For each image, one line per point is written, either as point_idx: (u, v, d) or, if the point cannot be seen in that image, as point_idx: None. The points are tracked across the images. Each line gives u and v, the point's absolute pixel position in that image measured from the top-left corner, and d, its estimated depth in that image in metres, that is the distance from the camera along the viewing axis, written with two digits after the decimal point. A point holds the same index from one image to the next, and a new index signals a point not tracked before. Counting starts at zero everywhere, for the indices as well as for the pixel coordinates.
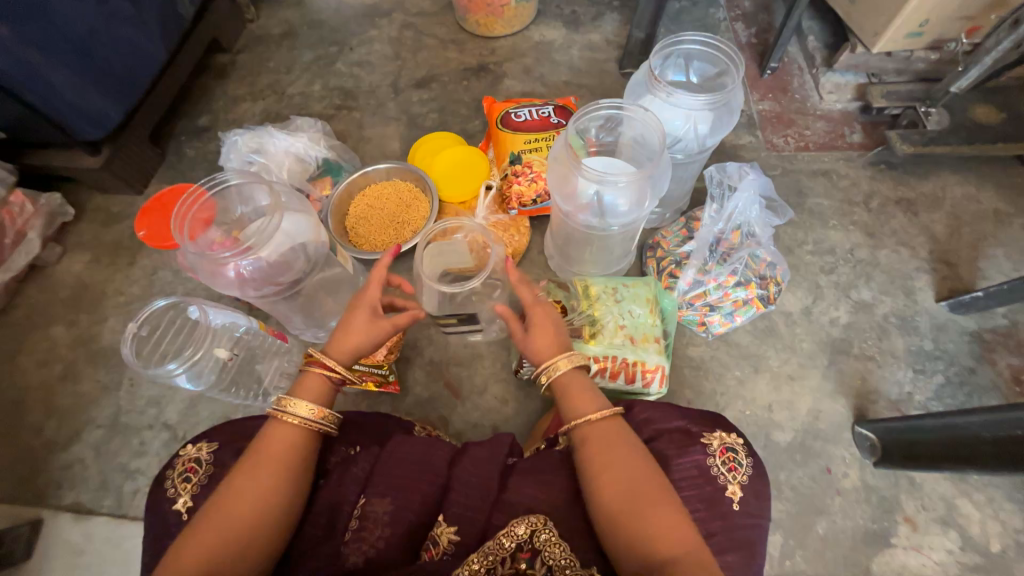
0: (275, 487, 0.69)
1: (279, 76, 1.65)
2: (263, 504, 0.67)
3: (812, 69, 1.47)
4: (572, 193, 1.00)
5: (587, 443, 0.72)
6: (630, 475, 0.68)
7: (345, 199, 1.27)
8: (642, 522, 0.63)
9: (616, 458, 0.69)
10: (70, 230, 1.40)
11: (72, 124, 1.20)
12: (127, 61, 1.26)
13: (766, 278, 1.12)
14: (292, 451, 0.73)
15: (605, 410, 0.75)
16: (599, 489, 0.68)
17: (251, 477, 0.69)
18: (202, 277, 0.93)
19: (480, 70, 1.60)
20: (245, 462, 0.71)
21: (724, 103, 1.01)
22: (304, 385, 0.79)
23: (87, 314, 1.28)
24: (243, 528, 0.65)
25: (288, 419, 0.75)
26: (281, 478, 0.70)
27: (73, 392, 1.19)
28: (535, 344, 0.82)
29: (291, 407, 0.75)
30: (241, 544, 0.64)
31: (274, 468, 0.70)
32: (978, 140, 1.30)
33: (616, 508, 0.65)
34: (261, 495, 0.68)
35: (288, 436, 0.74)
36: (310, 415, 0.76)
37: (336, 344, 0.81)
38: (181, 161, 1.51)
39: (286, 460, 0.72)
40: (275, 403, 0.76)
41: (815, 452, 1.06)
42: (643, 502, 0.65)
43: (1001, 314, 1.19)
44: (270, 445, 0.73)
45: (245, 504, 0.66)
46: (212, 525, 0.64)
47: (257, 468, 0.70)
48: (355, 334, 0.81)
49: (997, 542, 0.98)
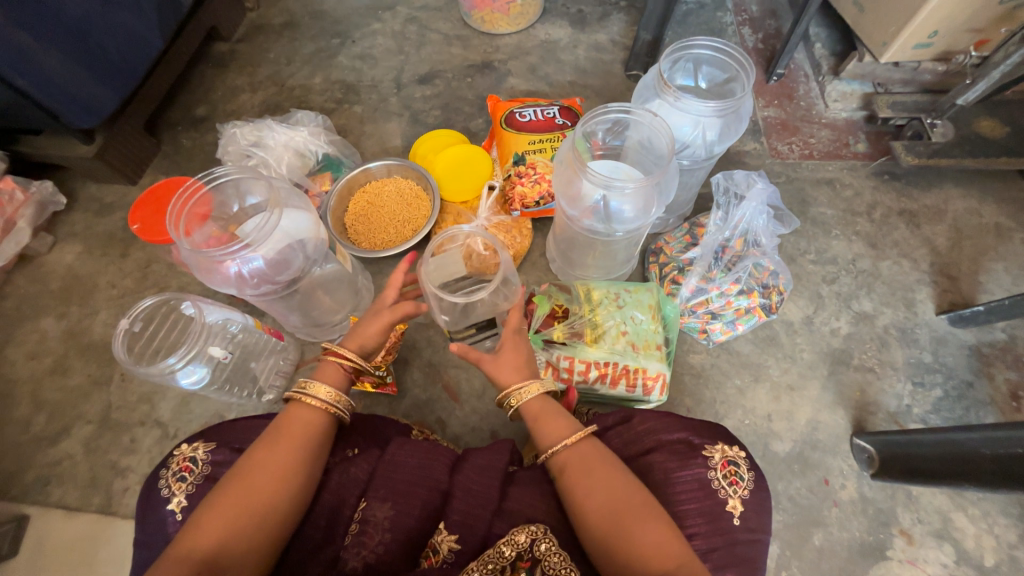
0: (295, 467, 0.68)
1: (280, 68, 1.62)
2: (282, 482, 0.66)
3: (818, 76, 1.46)
4: (577, 197, 0.98)
5: (573, 464, 0.71)
6: (614, 495, 0.67)
7: (346, 194, 1.25)
8: (631, 543, 0.62)
9: (599, 480, 0.68)
10: (62, 220, 1.37)
11: (65, 112, 1.17)
12: (122, 47, 1.22)
13: (768, 287, 1.12)
14: (312, 432, 0.73)
15: (580, 432, 0.75)
16: (585, 512, 0.67)
17: (270, 455, 0.68)
18: (196, 275, 0.91)
19: (484, 68, 1.58)
20: (264, 441, 0.70)
21: (733, 111, 1.00)
22: (323, 371, 0.79)
23: (78, 307, 1.26)
24: (260, 506, 0.63)
25: (310, 402, 0.74)
26: (300, 459, 0.69)
27: (62, 386, 1.17)
28: (502, 370, 0.82)
29: (311, 389, 0.75)
30: (257, 523, 0.63)
31: (290, 457, 0.69)
32: (983, 153, 1.30)
33: (602, 531, 0.65)
34: (282, 473, 0.67)
35: (308, 418, 0.74)
36: (326, 398, 0.75)
37: (348, 337, 0.81)
38: (178, 151, 1.48)
39: (306, 440, 0.72)
40: (297, 386, 0.76)
41: (813, 463, 1.06)
42: (630, 522, 0.64)
43: (1000, 328, 1.19)
44: (289, 426, 0.72)
45: (265, 480, 0.65)
46: (229, 501, 0.63)
47: (277, 447, 0.69)
48: (364, 329, 0.82)
49: (991, 556, 0.99)
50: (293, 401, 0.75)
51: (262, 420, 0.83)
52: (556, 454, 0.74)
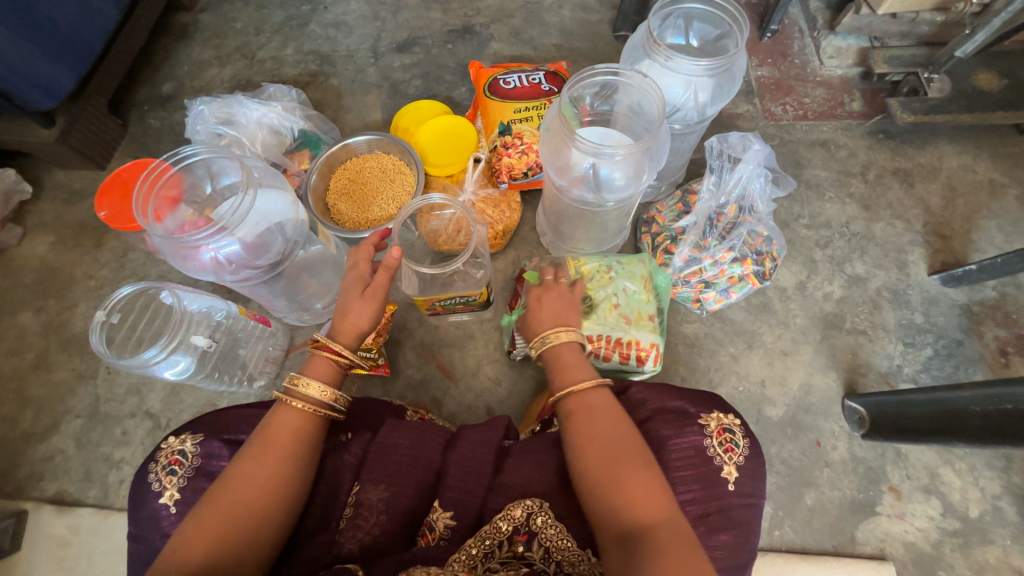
0: (283, 475, 0.66)
1: (248, 39, 1.52)
2: (271, 490, 0.65)
3: (813, 32, 1.41)
4: (566, 166, 0.94)
5: (578, 410, 0.71)
6: (616, 443, 0.66)
7: (326, 172, 1.20)
8: (628, 490, 0.62)
9: (605, 429, 0.67)
10: (30, 210, 1.31)
11: (20, 94, 1.10)
12: (74, 20, 1.14)
13: (762, 253, 1.10)
14: (301, 436, 0.70)
15: (598, 379, 0.73)
16: (583, 457, 0.66)
17: (255, 464, 0.66)
18: (172, 261, 0.87)
19: (465, 32, 1.49)
20: (250, 447, 0.68)
21: (726, 69, 0.95)
22: (313, 367, 0.76)
23: (56, 300, 1.21)
24: (249, 516, 0.62)
25: (297, 404, 0.72)
26: (287, 464, 0.67)
27: (47, 381, 1.14)
28: (538, 319, 0.81)
29: (303, 388, 0.73)
30: (248, 530, 0.62)
31: (280, 457, 0.67)
32: (980, 108, 1.27)
33: (600, 477, 0.64)
34: (266, 481, 0.65)
35: (295, 421, 0.71)
36: (311, 393, 0.73)
37: (338, 331, 0.77)
38: (146, 133, 1.40)
39: (295, 445, 0.69)
40: (286, 383, 0.73)
41: (806, 426, 1.08)
42: (623, 473, 0.63)
43: (990, 286, 1.19)
44: (276, 430, 0.69)
45: (251, 489, 0.64)
46: (215, 512, 0.62)
47: (263, 454, 0.67)
48: (353, 314, 0.77)
49: (976, 507, 1.02)
50: (279, 401, 0.72)
51: (250, 408, 0.81)
52: (564, 398, 0.73)
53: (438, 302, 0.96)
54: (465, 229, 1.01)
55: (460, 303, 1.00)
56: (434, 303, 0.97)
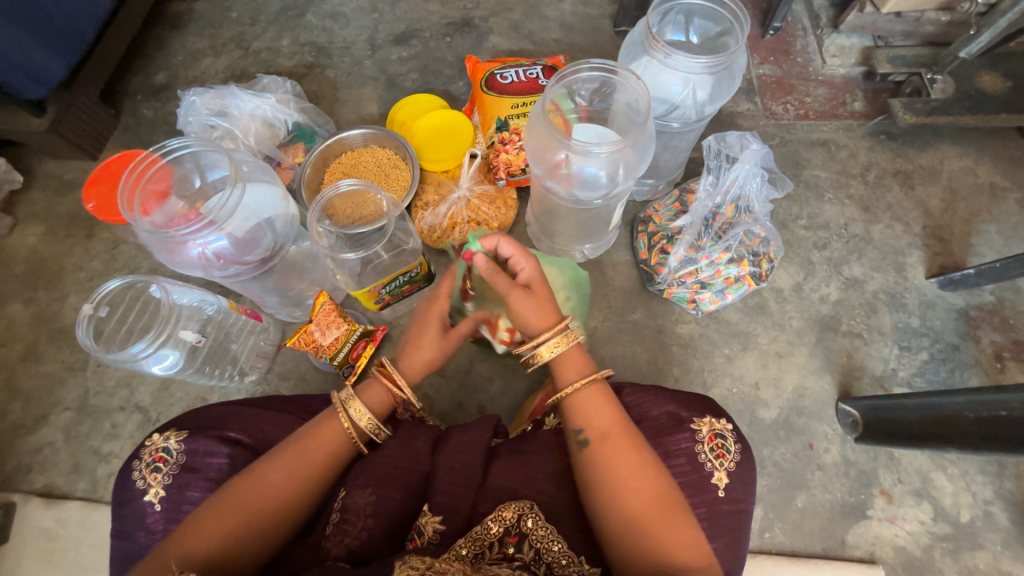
0: (306, 489, 0.67)
1: (243, 29, 1.50)
2: (290, 501, 0.65)
3: (816, 30, 1.39)
4: (553, 164, 0.92)
5: (608, 442, 0.66)
6: (656, 479, 0.64)
7: (321, 167, 1.18)
8: (671, 532, 0.61)
9: (641, 465, 0.64)
10: (21, 200, 1.29)
11: (10, 82, 1.08)
12: (65, 8, 1.12)
13: (758, 254, 1.08)
14: (333, 456, 0.70)
15: (598, 374, 0.71)
16: (619, 495, 0.63)
17: (286, 473, 0.66)
18: (159, 256, 0.86)
19: (464, 25, 1.47)
20: (285, 451, 0.68)
21: (725, 67, 0.94)
22: (372, 390, 0.76)
23: (46, 291, 1.20)
24: (266, 523, 0.63)
25: (343, 420, 0.72)
26: (315, 482, 0.67)
27: (37, 373, 1.13)
28: (532, 318, 0.72)
29: (351, 408, 0.73)
30: (260, 534, 0.62)
31: (309, 473, 0.67)
32: (983, 110, 1.26)
33: (643, 514, 0.61)
34: (285, 494, 0.65)
35: (332, 439, 0.71)
36: (361, 421, 0.73)
37: (410, 365, 0.78)
38: (139, 123, 1.38)
39: (326, 464, 0.69)
40: (342, 395, 0.74)
41: (799, 428, 1.07)
42: (661, 519, 0.61)
43: (988, 290, 1.18)
44: (310, 444, 0.69)
45: (271, 497, 0.64)
46: (235, 510, 0.62)
47: (295, 466, 0.67)
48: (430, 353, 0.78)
49: (967, 512, 1.02)
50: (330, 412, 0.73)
51: (236, 405, 0.80)
52: (593, 424, 0.68)
53: (384, 290, 1.00)
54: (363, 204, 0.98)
55: (406, 285, 1.04)
56: (381, 293, 1.00)
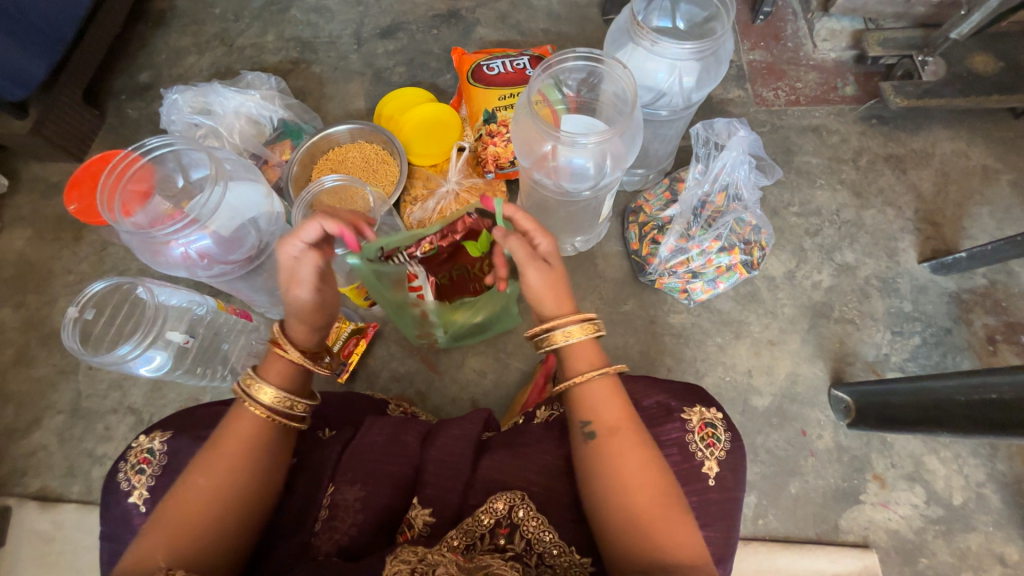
0: (240, 483, 0.62)
1: (227, 25, 1.48)
2: (225, 501, 0.61)
3: (807, 14, 1.37)
4: (540, 156, 0.91)
5: (616, 437, 0.65)
6: (659, 478, 0.63)
7: (308, 163, 1.17)
8: (671, 530, 0.61)
9: (646, 462, 0.64)
10: (7, 203, 1.28)
11: None
12: (42, 7, 1.10)
13: (750, 242, 1.08)
14: (256, 444, 0.65)
15: (613, 367, 0.70)
16: (621, 489, 0.62)
17: (211, 475, 0.62)
18: (143, 257, 0.86)
19: (451, 17, 1.45)
20: (203, 455, 0.63)
21: (712, 53, 0.93)
22: (271, 368, 0.69)
23: (36, 295, 1.20)
24: (208, 527, 0.59)
25: (250, 407, 0.66)
26: (248, 474, 0.63)
27: (28, 377, 1.13)
28: (551, 303, 0.71)
29: (255, 391, 0.67)
30: (205, 539, 0.59)
31: (236, 468, 0.63)
32: (974, 92, 1.24)
33: (644, 511, 0.61)
34: (215, 495, 0.61)
35: (249, 428, 0.66)
36: (272, 400, 0.67)
37: (294, 321, 0.70)
38: (124, 123, 1.37)
39: (250, 453, 0.64)
40: (240, 385, 0.67)
41: (792, 415, 1.07)
42: (662, 516, 0.61)
43: (980, 273, 1.18)
44: (227, 441, 0.64)
45: (205, 502, 0.60)
46: (171, 522, 0.59)
47: (217, 465, 0.62)
48: (304, 306, 0.70)
49: (960, 495, 1.02)
50: (234, 407, 0.67)
51: (223, 405, 0.80)
52: (602, 417, 0.66)
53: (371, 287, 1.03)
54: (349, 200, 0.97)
55: None
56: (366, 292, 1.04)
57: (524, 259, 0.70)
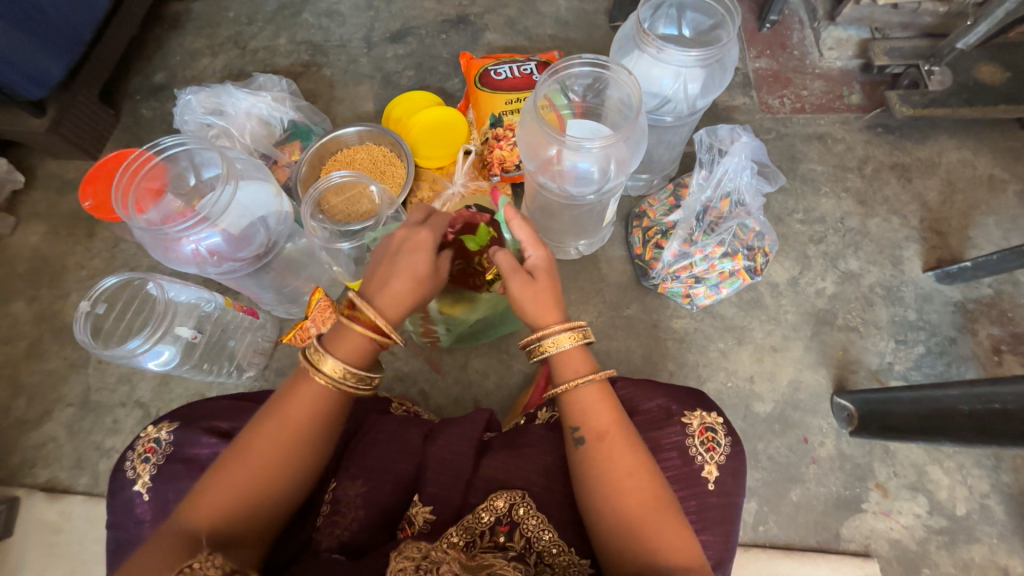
0: (298, 451, 0.63)
1: (240, 28, 1.51)
2: (283, 467, 0.62)
3: (813, 23, 1.38)
4: (545, 159, 0.93)
5: (605, 441, 0.65)
6: (650, 482, 0.63)
7: (316, 164, 1.18)
8: (665, 534, 0.61)
9: (638, 466, 0.64)
10: (23, 199, 1.31)
11: (9, 83, 1.10)
12: (63, 8, 1.13)
13: (753, 248, 1.08)
14: (316, 415, 0.65)
15: (602, 371, 0.70)
16: (612, 494, 0.63)
17: (270, 440, 0.62)
18: (155, 253, 0.87)
19: (460, 22, 1.48)
20: (264, 418, 0.64)
21: (717, 60, 0.94)
22: (340, 342, 0.67)
23: (49, 289, 1.22)
24: (266, 490, 0.61)
25: (318, 376, 0.65)
26: (303, 443, 0.64)
27: (40, 370, 1.15)
28: (537, 310, 0.73)
29: (325, 363, 0.66)
30: (260, 501, 0.60)
31: (295, 435, 0.63)
32: (981, 102, 1.25)
33: (635, 516, 0.61)
34: (273, 462, 0.61)
35: (312, 397, 0.65)
36: (342, 376, 0.66)
37: (382, 299, 0.69)
38: (138, 123, 1.40)
39: (309, 423, 0.64)
40: (311, 351, 0.67)
41: (794, 422, 1.07)
42: (655, 520, 0.61)
43: (986, 283, 1.18)
44: (291, 405, 0.64)
45: (262, 466, 0.61)
46: (230, 481, 0.60)
47: (276, 431, 0.63)
48: (396, 288, 0.70)
49: (963, 506, 1.01)
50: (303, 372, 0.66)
51: (229, 399, 0.81)
52: (591, 422, 0.67)
53: None
54: (356, 200, 0.98)
55: None
56: None
57: (507, 269, 0.73)
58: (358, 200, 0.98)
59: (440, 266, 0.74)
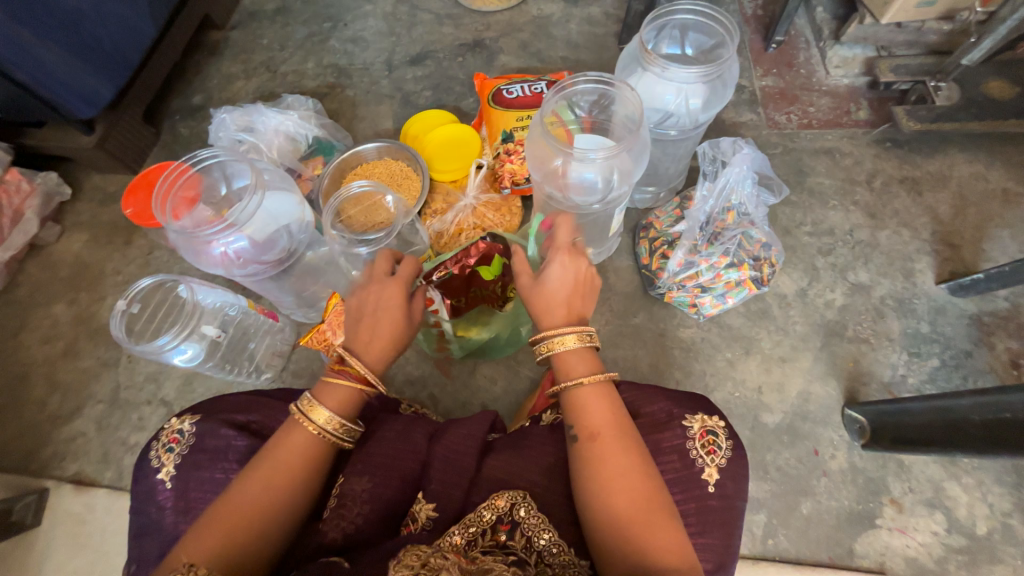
0: (286, 494, 0.66)
1: (272, 54, 1.62)
2: (271, 510, 0.64)
3: (819, 42, 1.42)
4: (552, 171, 0.97)
5: (597, 442, 0.67)
6: (642, 483, 0.64)
7: (338, 176, 1.26)
8: (657, 535, 0.61)
9: (630, 467, 0.64)
10: (69, 210, 1.41)
11: (65, 104, 1.20)
12: (115, 37, 1.24)
13: (760, 259, 1.10)
14: (306, 459, 0.69)
15: (600, 375, 0.72)
16: (604, 494, 0.64)
17: (260, 484, 0.65)
18: (186, 256, 0.94)
19: (475, 46, 1.56)
20: (257, 464, 0.67)
21: (717, 76, 0.98)
22: (331, 391, 0.74)
23: (87, 293, 1.31)
24: (252, 534, 0.62)
25: (310, 425, 0.71)
26: (294, 486, 0.67)
27: (75, 368, 1.22)
28: (544, 311, 0.77)
29: (315, 412, 0.71)
30: (246, 547, 0.61)
31: (285, 478, 0.67)
32: (990, 116, 1.25)
33: (626, 516, 0.62)
34: (263, 506, 0.64)
35: (302, 443, 0.70)
36: (331, 422, 0.71)
37: (367, 348, 0.77)
38: (176, 140, 1.51)
39: (301, 467, 0.68)
40: (301, 403, 0.72)
41: (803, 434, 1.06)
42: (646, 520, 0.61)
43: (1003, 296, 1.16)
44: (280, 451, 0.69)
45: (251, 510, 0.63)
46: (219, 524, 0.61)
47: (268, 477, 0.66)
48: (380, 331, 0.78)
49: (983, 524, 0.98)
50: (293, 420, 0.71)
51: (248, 395, 0.85)
52: (585, 423, 0.69)
53: None
54: (374, 210, 1.04)
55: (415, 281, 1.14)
56: None
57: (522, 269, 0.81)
58: (375, 210, 1.04)
59: (412, 309, 0.82)
